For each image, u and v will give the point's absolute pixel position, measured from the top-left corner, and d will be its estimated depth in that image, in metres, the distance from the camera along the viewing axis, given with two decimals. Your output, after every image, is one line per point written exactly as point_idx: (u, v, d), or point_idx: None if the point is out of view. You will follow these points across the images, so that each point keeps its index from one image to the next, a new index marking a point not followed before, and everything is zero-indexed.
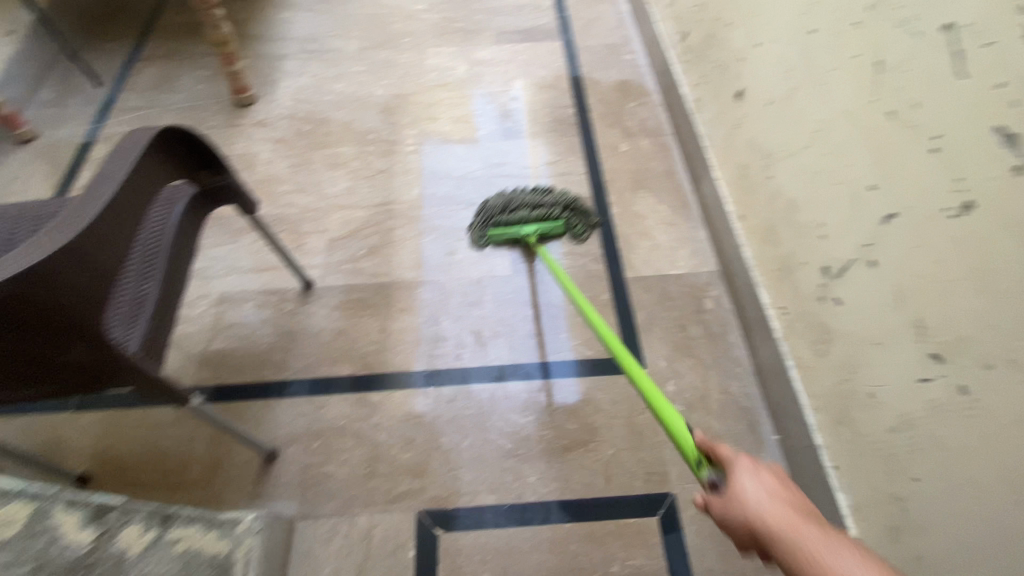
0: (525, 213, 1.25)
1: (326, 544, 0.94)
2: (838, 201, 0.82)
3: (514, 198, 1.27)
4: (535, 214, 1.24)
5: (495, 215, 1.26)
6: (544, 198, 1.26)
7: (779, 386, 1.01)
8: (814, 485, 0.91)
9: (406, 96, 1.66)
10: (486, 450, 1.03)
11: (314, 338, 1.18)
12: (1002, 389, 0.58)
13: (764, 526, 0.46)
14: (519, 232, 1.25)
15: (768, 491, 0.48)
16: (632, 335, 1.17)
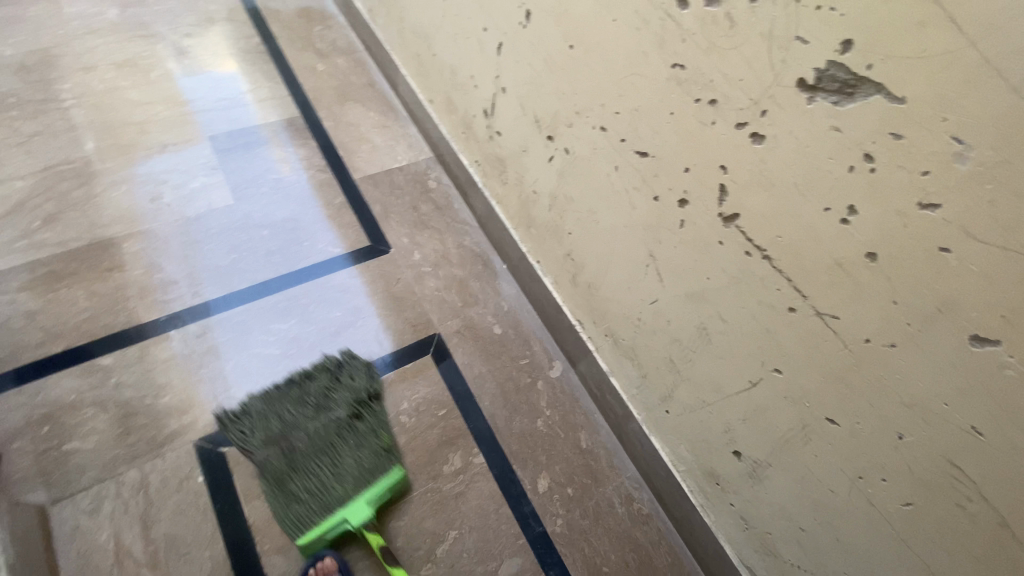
0: (304, 418, 0.97)
1: (94, 514, 0.85)
2: (474, 51, 1.03)
3: (287, 432, 0.95)
4: (337, 476, 0.90)
5: (285, 467, 0.91)
6: (309, 399, 0.99)
7: (494, 223, 1.24)
8: (533, 282, 1.17)
9: (41, 49, 1.39)
10: (257, 363, 1.03)
11: (1, 328, 0.98)
12: (576, 135, 0.83)
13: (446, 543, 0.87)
14: (346, 525, 0.87)
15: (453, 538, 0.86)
16: (373, 224, 1.27)
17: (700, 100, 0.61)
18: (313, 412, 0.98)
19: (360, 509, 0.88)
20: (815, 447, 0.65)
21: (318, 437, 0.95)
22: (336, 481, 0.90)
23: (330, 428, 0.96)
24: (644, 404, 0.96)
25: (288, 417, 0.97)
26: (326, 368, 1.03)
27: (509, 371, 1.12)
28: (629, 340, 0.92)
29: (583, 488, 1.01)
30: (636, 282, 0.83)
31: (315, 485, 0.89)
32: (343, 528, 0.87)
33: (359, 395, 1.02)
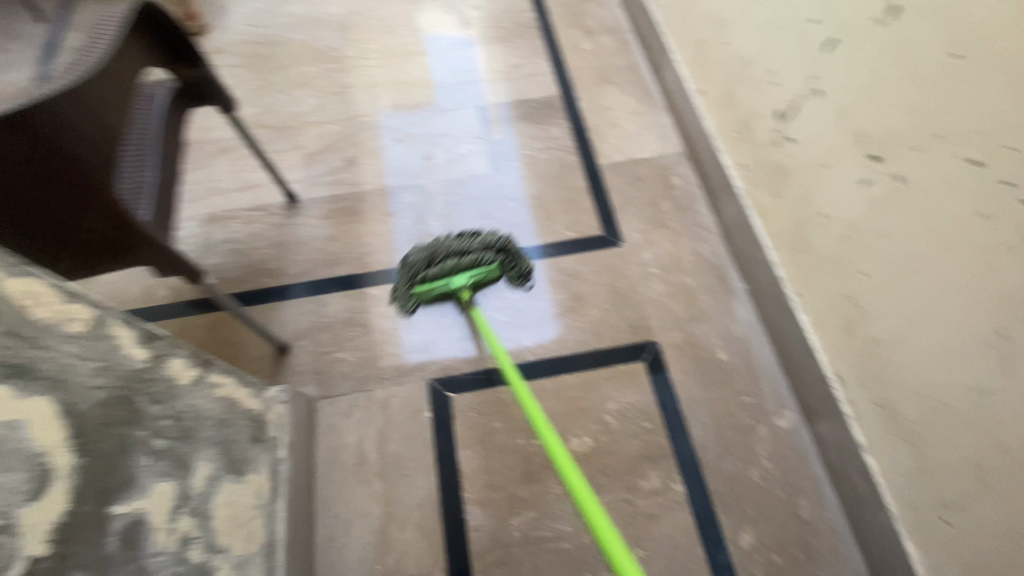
0: (452, 263, 1.06)
1: (348, 418, 1.01)
2: (789, 45, 0.90)
3: (433, 248, 1.07)
4: (455, 263, 1.06)
5: (422, 261, 1.07)
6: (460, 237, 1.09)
7: (744, 239, 1.11)
8: (779, 315, 1.03)
9: (363, 13, 1.63)
10: (485, 325, 1.11)
11: (308, 246, 1.21)
12: (926, 165, 0.67)
13: None
14: (449, 286, 1.07)
15: None
16: (610, 214, 1.24)
17: None
18: (457, 264, 1.07)
19: (463, 278, 1.07)
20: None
21: (448, 260, 1.07)
22: (453, 268, 1.06)
23: (470, 253, 1.07)
24: (910, 499, 0.79)
25: (433, 254, 1.07)
26: (485, 238, 1.10)
27: (728, 404, 1.02)
28: (913, 421, 0.76)
29: (793, 561, 0.89)
30: (961, 361, 0.67)
31: (440, 273, 1.07)
32: (446, 289, 1.07)
33: (506, 248, 1.09)
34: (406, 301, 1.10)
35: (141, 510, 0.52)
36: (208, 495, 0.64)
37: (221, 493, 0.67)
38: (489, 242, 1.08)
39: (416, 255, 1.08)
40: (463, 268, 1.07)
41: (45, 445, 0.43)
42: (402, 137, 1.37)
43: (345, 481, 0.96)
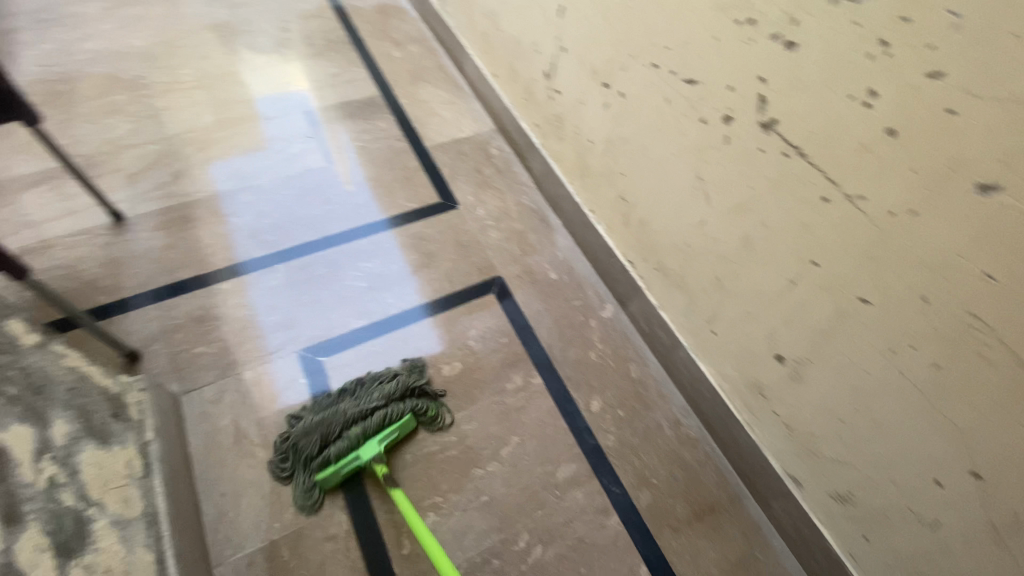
0: (356, 431, 0.95)
1: (218, 403, 1.02)
2: (539, 19, 1.16)
3: (325, 418, 0.96)
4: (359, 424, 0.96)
5: (323, 442, 0.94)
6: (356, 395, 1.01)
7: (550, 182, 1.36)
8: (586, 232, 1.27)
9: (169, 42, 1.64)
10: (344, 292, 1.20)
11: (144, 257, 1.20)
12: (632, 78, 0.94)
13: None
14: (359, 462, 0.94)
15: None
16: (442, 184, 1.42)
17: (741, 21, 0.71)
18: (356, 412, 0.98)
19: (373, 446, 0.95)
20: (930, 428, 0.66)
21: (338, 430, 0.95)
22: (360, 438, 0.95)
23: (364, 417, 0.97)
24: (691, 330, 1.04)
25: (332, 395, 1.02)
26: (385, 389, 1.01)
27: (565, 310, 1.24)
28: (676, 268, 1.01)
29: (632, 412, 1.11)
30: (687, 207, 0.92)
31: (344, 449, 0.94)
32: (356, 465, 0.94)
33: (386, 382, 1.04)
34: (305, 498, 0.92)
35: None
36: (69, 450, 0.65)
37: (84, 454, 0.68)
38: (392, 392, 1.01)
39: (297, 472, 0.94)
40: (371, 433, 0.96)
41: None
42: (235, 146, 1.42)
43: (225, 458, 0.97)
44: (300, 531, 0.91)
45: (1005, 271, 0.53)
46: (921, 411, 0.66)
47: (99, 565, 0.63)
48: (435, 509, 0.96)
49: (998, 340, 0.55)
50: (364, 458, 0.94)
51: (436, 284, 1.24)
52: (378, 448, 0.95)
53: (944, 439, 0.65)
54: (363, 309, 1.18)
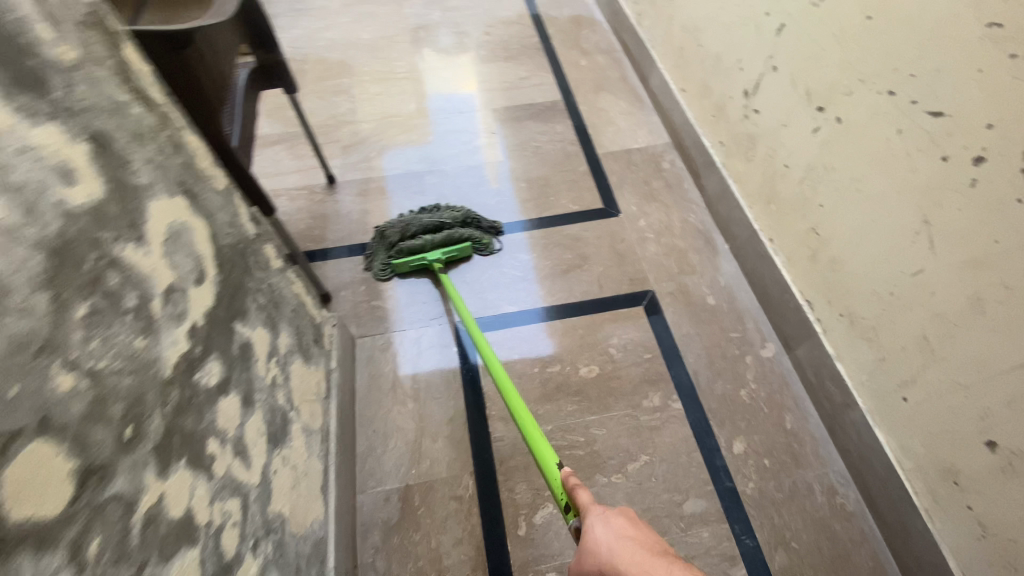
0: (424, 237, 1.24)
1: (383, 352, 1.15)
2: (749, 36, 1.12)
3: (410, 220, 1.28)
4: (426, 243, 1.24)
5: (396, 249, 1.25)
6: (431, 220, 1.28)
7: (725, 204, 1.30)
8: (758, 261, 1.19)
9: (390, 38, 1.89)
10: (503, 278, 1.28)
11: (345, 216, 1.39)
12: (857, 103, 0.86)
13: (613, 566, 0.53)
14: (424, 259, 1.23)
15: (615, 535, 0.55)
16: (609, 192, 1.43)
17: (1018, 58, 0.62)
18: (434, 222, 1.28)
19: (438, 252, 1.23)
20: None
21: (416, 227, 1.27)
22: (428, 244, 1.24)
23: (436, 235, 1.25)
24: (874, 390, 0.92)
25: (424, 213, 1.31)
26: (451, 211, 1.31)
27: (718, 339, 1.17)
28: (870, 318, 0.90)
29: (779, 463, 1.01)
30: (902, 250, 0.82)
31: (415, 248, 1.23)
32: (421, 261, 1.23)
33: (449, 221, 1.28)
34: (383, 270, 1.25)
35: (249, 336, 0.66)
36: (287, 360, 0.78)
37: (294, 366, 0.80)
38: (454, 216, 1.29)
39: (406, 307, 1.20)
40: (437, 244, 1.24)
41: (200, 252, 0.57)
42: (425, 133, 1.58)
43: (381, 402, 1.08)
44: (432, 484, 0.99)
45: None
46: None
47: (293, 460, 0.74)
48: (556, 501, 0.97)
49: None
50: (427, 258, 1.23)
51: (588, 286, 1.26)
52: (439, 255, 1.23)
53: None
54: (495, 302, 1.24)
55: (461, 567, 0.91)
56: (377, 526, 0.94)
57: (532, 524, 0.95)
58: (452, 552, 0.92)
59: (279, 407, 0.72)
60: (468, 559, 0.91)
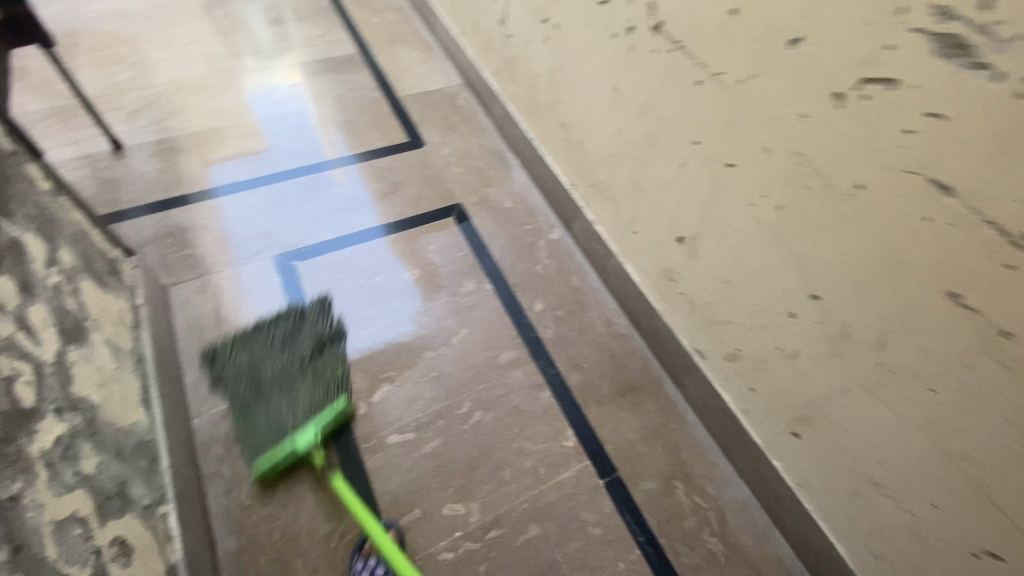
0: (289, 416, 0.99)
1: (202, 293, 1.16)
2: None
3: (256, 364, 1.07)
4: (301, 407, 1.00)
5: (250, 394, 1.03)
6: (273, 339, 1.11)
7: (508, 123, 1.51)
8: (537, 164, 1.43)
9: (168, 5, 1.80)
10: (320, 211, 1.35)
11: (140, 178, 1.34)
12: (563, 10, 1.10)
13: None
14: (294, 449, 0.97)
15: None
16: (412, 127, 1.57)
17: None
18: (284, 357, 1.08)
19: (307, 434, 0.96)
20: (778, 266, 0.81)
21: (265, 361, 1.07)
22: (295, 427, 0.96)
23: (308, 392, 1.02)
24: (619, 235, 1.19)
25: (265, 345, 1.10)
26: (308, 324, 1.14)
27: (517, 232, 1.38)
28: (605, 179, 1.16)
29: (570, 313, 1.25)
30: (609, 117, 1.07)
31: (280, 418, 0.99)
32: (287, 450, 0.96)
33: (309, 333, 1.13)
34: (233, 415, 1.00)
35: (20, 236, 0.67)
36: (76, 276, 0.79)
37: (86, 284, 0.81)
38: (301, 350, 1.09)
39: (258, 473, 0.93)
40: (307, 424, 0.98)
41: None
42: (219, 93, 1.56)
43: (208, 336, 1.10)
44: (271, 393, 1.05)
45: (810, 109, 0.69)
46: (776, 252, 0.81)
47: (97, 362, 0.76)
48: (391, 381, 1.10)
49: (812, 169, 0.71)
50: (296, 444, 0.96)
51: (402, 208, 1.39)
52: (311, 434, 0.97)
53: (792, 271, 0.80)
54: (310, 233, 1.30)
55: (307, 452, 0.99)
56: (219, 440, 0.98)
57: (371, 403, 1.07)
58: None
59: (71, 312, 0.73)
60: None
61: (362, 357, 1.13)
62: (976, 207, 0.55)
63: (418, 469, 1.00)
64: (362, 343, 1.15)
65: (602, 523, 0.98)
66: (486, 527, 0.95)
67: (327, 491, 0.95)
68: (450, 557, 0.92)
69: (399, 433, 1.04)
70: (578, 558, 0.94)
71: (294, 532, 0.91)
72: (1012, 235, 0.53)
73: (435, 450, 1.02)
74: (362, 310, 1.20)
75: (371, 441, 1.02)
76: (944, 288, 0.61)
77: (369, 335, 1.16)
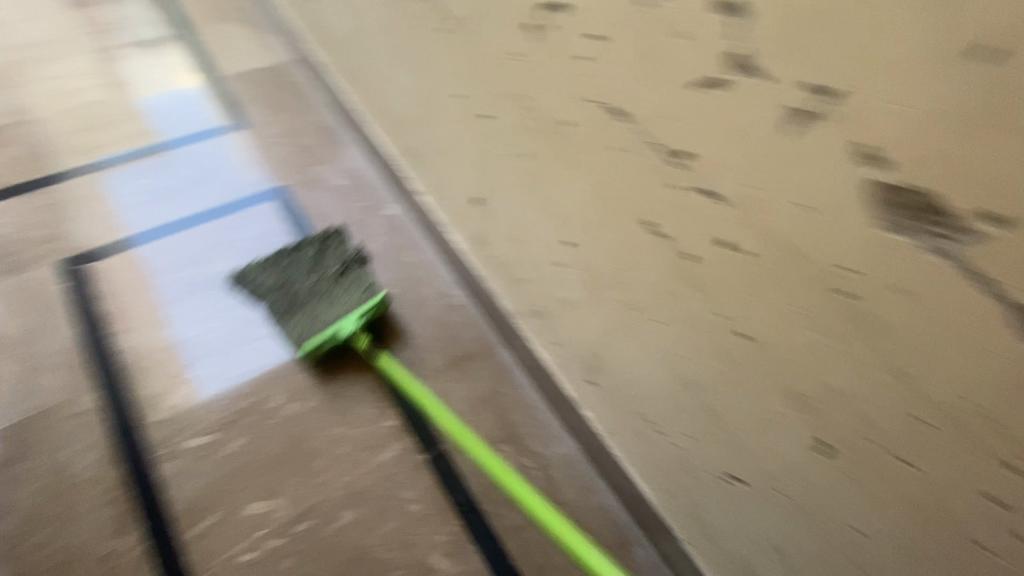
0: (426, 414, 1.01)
1: None
2: None
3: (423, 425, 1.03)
4: (343, 306, 1.07)
5: (277, 310, 1.08)
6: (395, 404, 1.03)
7: (337, 97, 1.43)
8: (366, 137, 1.35)
9: None
10: (119, 206, 1.22)
11: None
12: None
13: None
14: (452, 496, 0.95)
15: None
16: (235, 110, 1.46)
17: None
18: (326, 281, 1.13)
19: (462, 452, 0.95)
20: (538, 216, 0.79)
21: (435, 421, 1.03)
22: (340, 316, 1.05)
23: (344, 293, 1.09)
24: (437, 203, 1.14)
25: (281, 280, 1.13)
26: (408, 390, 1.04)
27: (347, 211, 1.31)
28: (414, 144, 1.11)
29: (401, 289, 1.20)
30: (398, 76, 1.03)
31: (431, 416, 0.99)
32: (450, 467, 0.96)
33: (363, 280, 1.18)
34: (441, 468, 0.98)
35: None
36: None
37: None
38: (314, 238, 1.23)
39: (272, 296, 1.08)
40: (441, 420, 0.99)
41: None
42: (56, 79, 1.44)
43: None
44: (49, 412, 0.94)
45: (517, 46, 0.65)
46: (535, 203, 0.78)
47: None
48: (193, 381, 1.01)
49: (534, 109, 0.67)
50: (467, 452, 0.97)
51: (216, 197, 1.28)
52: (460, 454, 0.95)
53: (549, 221, 0.77)
54: (148, 214, 1.22)
55: (90, 469, 0.90)
56: None
57: (168, 407, 0.98)
58: (81, 461, 0.91)
59: None
60: (97, 459, 0.91)
61: (191, 350, 1.05)
62: (640, 129, 0.53)
63: (219, 471, 0.93)
64: (255, 334, 1.08)
65: (422, 499, 0.95)
66: (294, 521, 0.91)
67: (111, 507, 0.88)
68: (249, 558, 0.86)
69: (199, 437, 0.96)
70: (392, 539, 0.91)
71: (71, 558, 0.83)
72: (670, 156, 0.51)
73: (239, 448, 0.96)
74: (248, 296, 1.13)
75: (164, 449, 0.94)
76: (643, 220, 0.59)
77: (212, 321, 1.09)
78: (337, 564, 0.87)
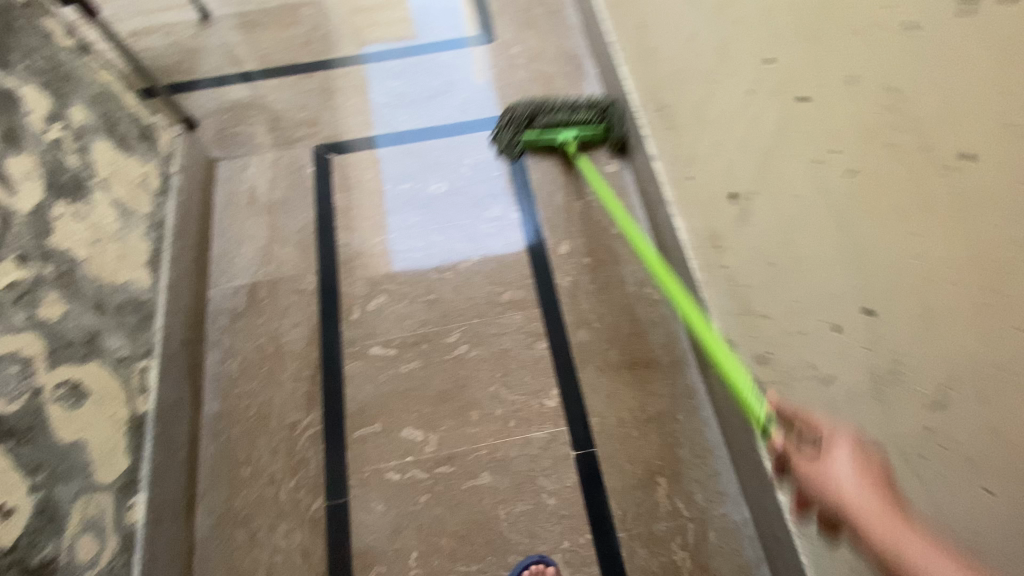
0: (561, 118, 1.16)
1: (243, 171, 1.20)
2: None
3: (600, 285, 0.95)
4: (563, 116, 1.16)
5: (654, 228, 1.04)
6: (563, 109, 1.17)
7: (594, 24, 1.27)
8: (613, 79, 1.19)
9: None
10: (366, 104, 1.28)
11: (217, 50, 1.39)
12: None
13: (843, 506, 0.43)
14: (557, 139, 1.16)
15: (857, 471, 0.44)
16: (486, 20, 1.39)
17: None
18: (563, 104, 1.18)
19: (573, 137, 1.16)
20: (833, 255, 0.58)
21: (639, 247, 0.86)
22: (567, 124, 1.16)
23: (563, 109, 1.17)
24: (675, 179, 0.96)
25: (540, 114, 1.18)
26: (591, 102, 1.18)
27: (567, 157, 1.19)
28: (671, 103, 0.93)
29: (601, 262, 1.08)
30: (683, 17, 0.83)
31: (552, 124, 1.16)
32: (554, 139, 1.16)
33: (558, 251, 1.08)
34: (508, 148, 1.18)
35: (13, 87, 0.73)
36: (85, 135, 0.84)
37: (99, 144, 0.86)
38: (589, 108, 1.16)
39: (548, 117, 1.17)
40: (572, 128, 1.17)
41: None
42: None
43: (237, 214, 1.15)
44: (279, 280, 1.07)
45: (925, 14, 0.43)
46: (833, 239, 0.57)
47: (95, 219, 0.82)
48: (388, 293, 1.06)
49: (909, 118, 0.45)
50: (564, 139, 1.16)
51: (449, 112, 1.26)
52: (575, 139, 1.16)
53: (849, 271, 0.56)
54: (394, 114, 1.26)
55: (296, 342, 1.02)
56: (225, 312, 1.04)
57: (364, 310, 1.04)
58: (291, 332, 1.02)
59: (68, 168, 0.79)
60: (304, 337, 1.02)
61: (395, 261, 1.09)
62: None
63: (389, 385, 0.98)
64: (450, 264, 1.09)
65: (561, 494, 0.90)
66: (438, 461, 0.92)
67: (304, 383, 0.99)
68: (394, 477, 0.91)
69: (382, 346, 1.01)
70: (521, 520, 0.88)
71: (268, 412, 0.96)
72: None
73: (411, 372, 0.99)
74: (457, 218, 1.14)
75: (353, 348, 1.01)
76: None
77: (419, 237, 1.11)
78: (465, 520, 0.88)
